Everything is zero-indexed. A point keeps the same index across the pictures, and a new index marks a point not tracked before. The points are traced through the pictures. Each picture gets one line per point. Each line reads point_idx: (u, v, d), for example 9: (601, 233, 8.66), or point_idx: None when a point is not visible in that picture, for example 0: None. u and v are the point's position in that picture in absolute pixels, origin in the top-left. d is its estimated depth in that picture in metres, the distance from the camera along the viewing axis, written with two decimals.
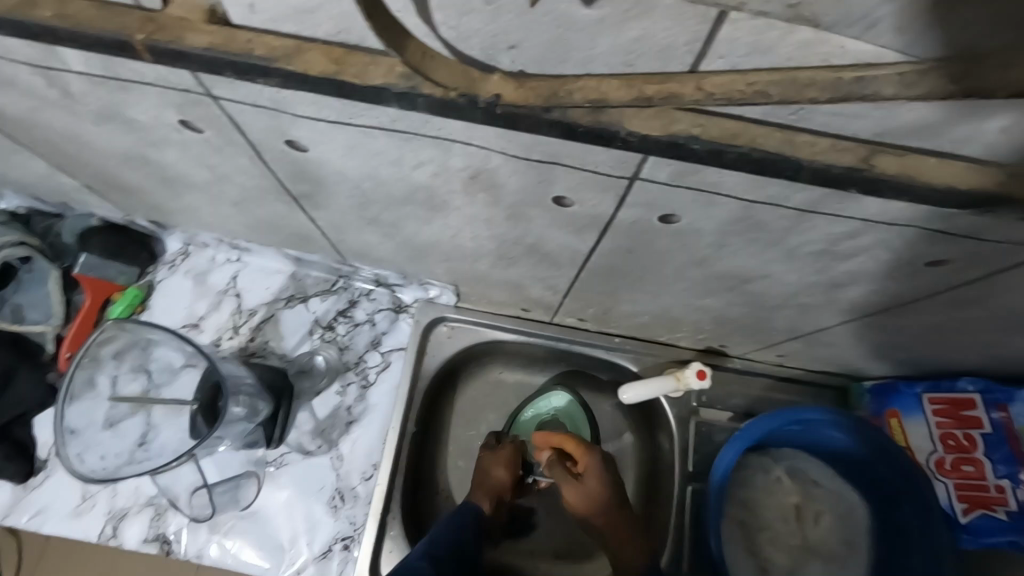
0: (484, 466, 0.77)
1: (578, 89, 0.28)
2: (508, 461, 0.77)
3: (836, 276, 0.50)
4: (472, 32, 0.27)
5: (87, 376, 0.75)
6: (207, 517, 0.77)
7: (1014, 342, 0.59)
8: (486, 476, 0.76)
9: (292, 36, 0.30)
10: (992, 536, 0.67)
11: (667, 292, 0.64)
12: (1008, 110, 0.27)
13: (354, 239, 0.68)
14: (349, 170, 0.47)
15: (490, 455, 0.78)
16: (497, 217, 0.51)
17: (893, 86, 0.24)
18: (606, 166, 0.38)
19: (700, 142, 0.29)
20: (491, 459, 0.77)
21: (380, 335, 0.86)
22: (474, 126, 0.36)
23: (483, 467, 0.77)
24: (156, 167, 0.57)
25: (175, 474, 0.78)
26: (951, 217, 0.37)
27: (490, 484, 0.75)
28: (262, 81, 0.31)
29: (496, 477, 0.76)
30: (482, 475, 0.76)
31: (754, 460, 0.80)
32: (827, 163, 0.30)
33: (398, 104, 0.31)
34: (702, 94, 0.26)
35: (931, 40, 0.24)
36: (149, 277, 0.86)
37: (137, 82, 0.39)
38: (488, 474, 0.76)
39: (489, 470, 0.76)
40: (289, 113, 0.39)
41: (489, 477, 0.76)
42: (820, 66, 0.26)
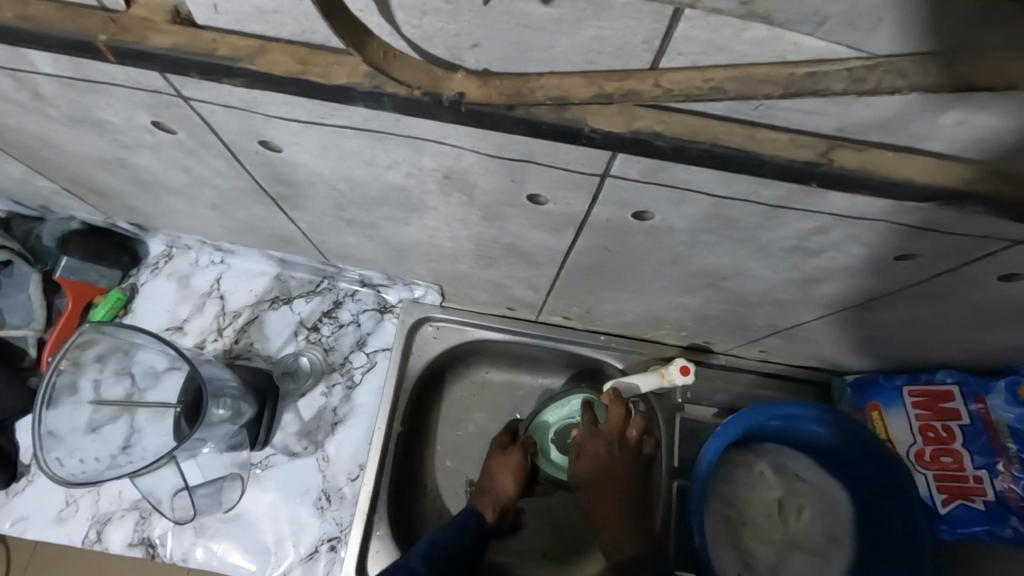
0: (489, 473, 0.79)
1: (540, 87, 0.28)
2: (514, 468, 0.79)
3: (810, 271, 0.51)
4: (435, 32, 0.28)
5: (69, 381, 0.73)
6: (188, 519, 0.76)
7: (988, 334, 0.60)
8: (489, 485, 0.79)
9: (257, 37, 0.30)
10: (968, 526, 0.69)
11: (648, 290, 0.65)
12: (960, 104, 0.27)
13: (335, 240, 0.68)
14: (325, 171, 0.47)
15: (495, 461, 0.80)
16: (473, 217, 0.51)
17: (843, 82, 0.25)
18: (577, 164, 0.38)
19: (663, 139, 0.30)
20: (496, 466, 0.80)
21: (365, 335, 0.86)
22: (444, 125, 0.36)
23: (486, 474, 0.80)
24: (132, 170, 0.57)
25: (158, 478, 0.77)
26: (916, 211, 0.37)
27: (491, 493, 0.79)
28: (228, 81, 0.31)
29: (497, 486, 0.79)
30: (486, 483, 0.79)
31: (737, 455, 0.80)
32: (788, 159, 0.30)
33: (365, 103, 0.31)
34: (659, 91, 0.27)
35: (880, 36, 0.24)
36: (132, 280, 0.86)
37: (107, 84, 0.39)
38: (490, 483, 0.79)
39: (492, 479, 0.79)
40: (261, 114, 0.39)
41: (492, 485, 0.79)
42: (777, 64, 0.26)
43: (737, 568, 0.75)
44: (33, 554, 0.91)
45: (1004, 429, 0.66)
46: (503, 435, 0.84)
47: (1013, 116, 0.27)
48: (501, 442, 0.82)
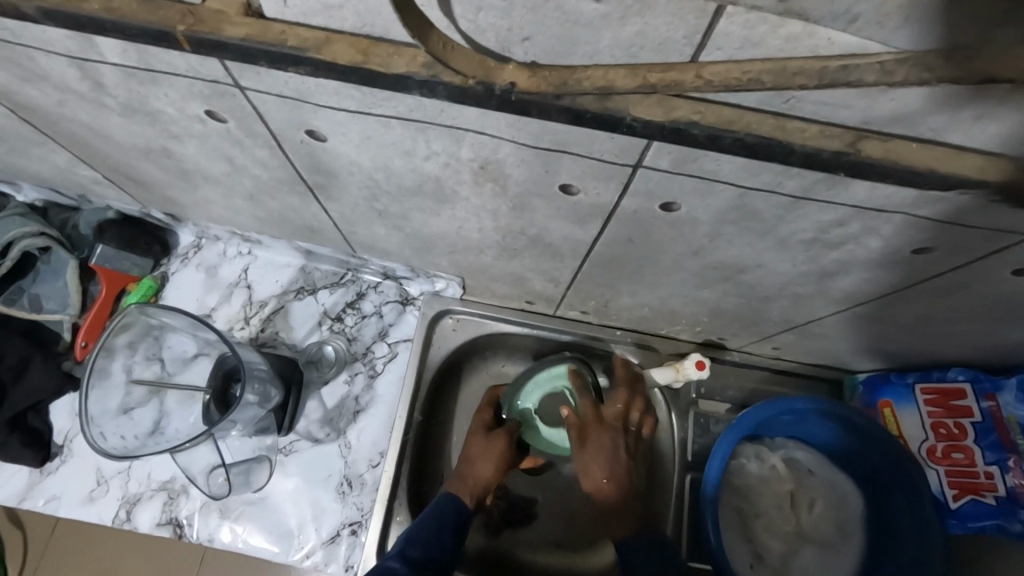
0: (470, 456, 0.78)
1: (586, 78, 0.30)
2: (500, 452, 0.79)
3: (827, 264, 0.53)
4: (489, 25, 0.30)
5: (104, 364, 0.75)
6: (223, 495, 0.78)
7: (999, 330, 0.61)
8: (470, 469, 0.77)
9: (322, 29, 0.32)
10: (979, 520, 0.70)
11: (666, 284, 0.67)
12: (981, 99, 0.29)
13: (363, 231, 0.70)
14: (365, 161, 0.49)
15: (475, 445, 0.79)
16: (503, 207, 0.53)
17: (874, 74, 0.26)
18: (610, 154, 0.40)
19: (699, 128, 0.32)
20: (478, 450, 0.79)
21: (387, 326, 0.88)
22: (487, 115, 0.38)
23: (467, 458, 0.79)
24: (176, 160, 0.59)
25: (192, 454, 0.79)
26: (933, 204, 0.39)
27: (471, 478, 0.77)
28: (292, 70, 0.33)
29: (477, 470, 0.77)
30: (466, 466, 0.78)
31: (750, 449, 0.81)
32: (817, 148, 0.32)
33: (419, 92, 0.33)
34: (701, 81, 0.28)
35: (907, 33, 0.26)
36: (162, 269, 0.89)
37: (169, 74, 0.42)
38: (470, 468, 0.78)
39: (472, 462, 0.78)
40: (312, 103, 0.42)
41: (472, 469, 0.77)
42: (830, 82, 0.30)
43: (748, 560, 0.77)
44: (55, 530, 0.95)
45: (1015, 425, 0.68)
46: (486, 415, 0.83)
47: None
48: (480, 425, 0.82)
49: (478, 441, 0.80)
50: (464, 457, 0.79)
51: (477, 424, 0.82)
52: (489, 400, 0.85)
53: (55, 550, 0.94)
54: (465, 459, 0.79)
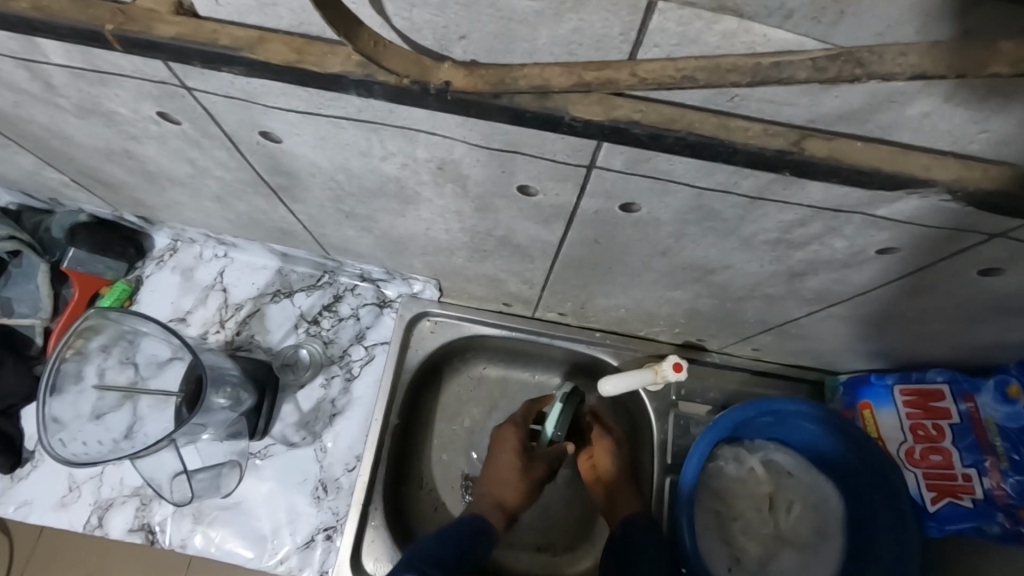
0: (506, 476, 0.80)
1: (522, 77, 0.29)
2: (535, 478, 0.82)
3: (795, 264, 0.52)
4: (425, 24, 0.30)
5: (75, 369, 0.76)
6: (184, 502, 0.77)
7: (974, 330, 0.60)
8: (510, 489, 0.80)
9: (256, 28, 0.31)
10: (957, 523, 0.69)
11: (639, 285, 0.66)
12: (923, 96, 0.29)
13: (334, 233, 0.69)
14: (323, 162, 0.49)
15: (511, 467, 0.80)
16: (467, 208, 0.53)
17: (807, 71, 0.25)
18: (563, 154, 0.40)
19: (639, 127, 0.31)
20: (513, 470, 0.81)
21: (364, 329, 0.87)
22: (435, 115, 0.38)
23: (500, 480, 0.80)
24: (139, 162, 0.58)
25: (157, 460, 0.77)
26: (891, 204, 0.39)
27: (504, 502, 0.79)
28: (228, 70, 0.32)
29: (512, 496, 0.79)
30: (499, 489, 0.80)
31: (728, 451, 0.80)
32: (759, 147, 0.31)
33: (357, 91, 0.32)
34: (635, 79, 0.28)
35: (842, 28, 0.26)
36: (137, 273, 0.88)
37: (116, 75, 0.41)
38: (504, 490, 0.80)
39: (505, 483, 0.80)
40: (261, 104, 0.41)
41: (506, 493, 0.79)
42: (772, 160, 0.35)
43: (727, 564, 0.76)
44: (40, 538, 0.95)
45: (992, 426, 0.67)
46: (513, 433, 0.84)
47: (973, 109, 0.29)
48: (512, 444, 0.82)
49: (514, 462, 0.81)
50: (495, 477, 0.81)
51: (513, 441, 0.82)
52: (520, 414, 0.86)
53: (45, 554, 0.94)
54: (494, 480, 0.80)
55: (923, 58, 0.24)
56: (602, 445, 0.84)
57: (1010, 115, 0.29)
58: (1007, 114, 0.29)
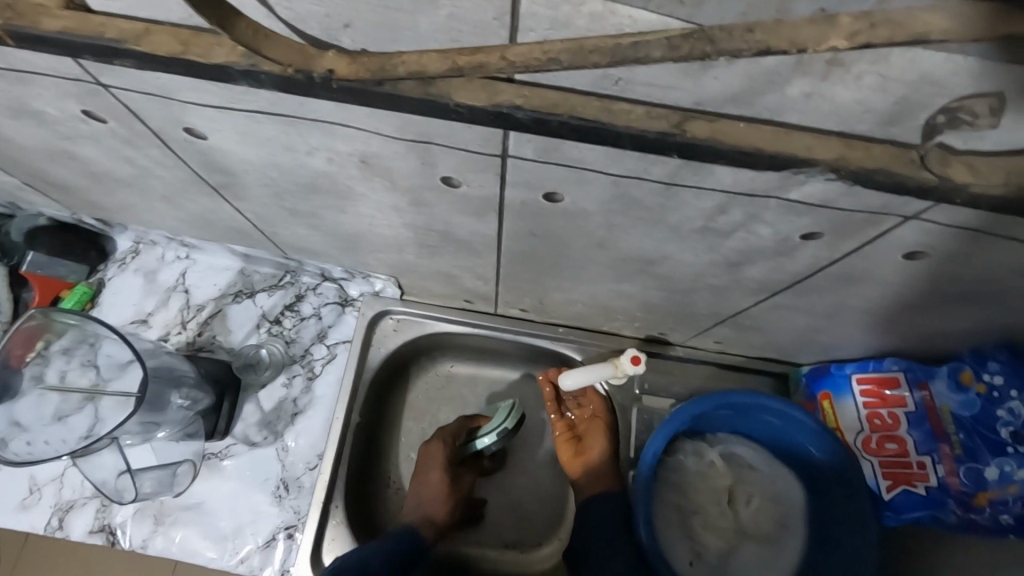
0: (435, 494, 0.80)
1: (402, 64, 0.30)
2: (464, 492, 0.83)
3: (728, 253, 0.52)
4: (307, 13, 0.30)
5: (35, 371, 0.77)
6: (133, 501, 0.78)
7: (919, 317, 0.60)
8: (440, 506, 0.79)
9: (145, 21, 0.32)
10: (912, 511, 0.68)
11: (587, 278, 0.66)
12: (798, 76, 0.29)
13: (285, 231, 0.69)
14: (251, 158, 0.49)
15: (439, 485, 0.80)
16: (401, 203, 0.53)
17: (662, 50, 0.25)
18: (474, 144, 0.40)
19: (523, 112, 0.31)
20: (444, 487, 0.80)
21: (326, 328, 0.88)
22: (343, 107, 0.38)
23: (428, 497, 0.79)
24: (81, 162, 0.59)
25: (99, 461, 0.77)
26: (800, 188, 0.39)
27: (433, 518, 0.79)
28: (119, 63, 0.32)
29: (441, 511, 0.79)
30: (427, 506, 0.79)
31: (687, 445, 0.80)
32: (641, 130, 0.31)
33: (246, 82, 0.33)
34: (504, 63, 0.28)
35: (702, 7, 0.26)
36: (99, 276, 0.88)
37: (32, 73, 0.42)
38: (434, 507, 0.79)
39: (433, 500, 0.79)
40: (176, 99, 0.41)
41: (435, 510, 0.79)
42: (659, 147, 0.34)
43: (687, 558, 0.76)
44: (25, 545, 0.93)
45: (946, 415, 0.68)
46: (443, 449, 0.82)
47: (849, 88, 0.29)
48: (441, 461, 0.81)
49: (443, 480, 0.80)
50: (424, 493, 0.80)
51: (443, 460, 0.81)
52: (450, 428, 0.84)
53: (20, 560, 0.94)
54: (421, 497, 0.80)
55: (768, 34, 0.24)
56: (596, 426, 0.83)
57: (884, 93, 0.29)
58: (881, 93, 0.29)
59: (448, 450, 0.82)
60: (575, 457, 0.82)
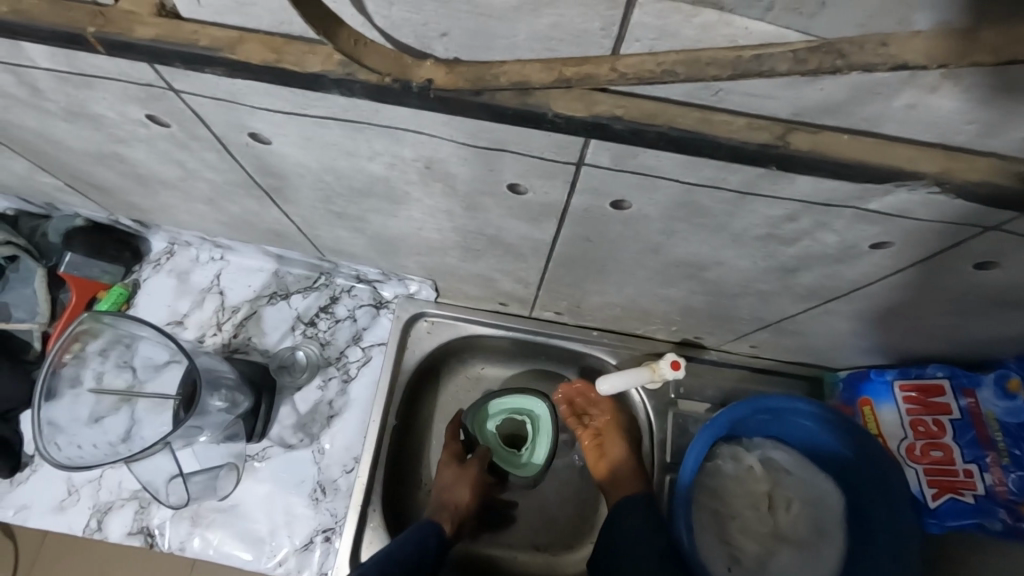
0: (445, 484, 0.81)
1: (502, 73, 0.29)
2: (472, 480, 0.81)
3: (788, 260, 0.51)
4: (404, 21, 0.29)
5: (72, 373, 0.75)
6: (181, 504, 0.77)
7: (972, 324, 0.60)
8: (449, 496, 0.80)
9: (236, 28, 0.31)
10: (958, 519, 0.68)
11: (633, 282, 0.65)
12: (908, 87, 0.28)
13: (326, 234, 0.69)
14: (310, 162, 0.48)
15: (450, 474, 0.82)
16: (455, 208, 0.52)
17: (788, 63, 0.25)
18: (549, 151, 0.39)
19: (622, 123, 0.31)
20: (451, 477, 0.82)
21: (360, 330, 0.87)
22: (419, 114, 0.37)
23: (442, 488, 0.81)
24: (129, 165, 0.58)
25: (151, 467, 0.77)
26: (881, 198, 0.38)
27: (451, 504, 0.79)
28: (208, 71, 0.32)
29: (456, 495, 0.80)
30: (445, 495, 0.80)
31: (725, 450, 0.80)
32: (741, 141, 0.31)
33: (337, 91, 0.32)
34: (615, 74, 0.27)
35: (824, 18, 0.25)
36: (134, 277, 0.88)
37: (101, 78, 0.41)
38: (450, 496, 0.80)
39: (447, 490, 0.80)
40: (246, 105, 0.41)
41: (450, 497, 0.80)
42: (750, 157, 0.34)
43: (726, 563, 0.75)
44: (47, 540, 0.95)
45: (992, 421, 0.67)
46: (454, 444, 0.85)
47: (959, 100, 0.28)
48: (450, 454, 0.84)
49: (455, 470, 0.82)
50: (438, 488, 0.81)
51: (448, 455, 0.84)
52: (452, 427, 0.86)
53: (49, 560, 0.94)
54: (437, 490, 0.81)
55: (902, 48, 0.24)
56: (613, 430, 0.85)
57: (994, 107, 0.28)
58: (992, 105, 0.28)
59: (456, 445, 0.85)
60: (599, 460, 0.83)
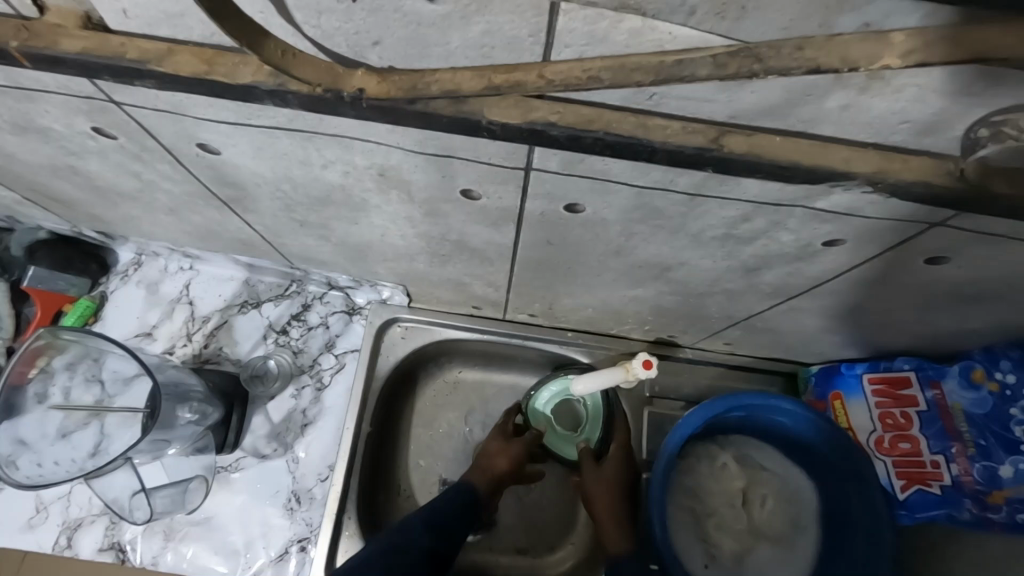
0: (487, 451, 0.79)
1: (434, 81, 0.29)
2: (513, 453, 0.79)
3: (747, 260, 0.52)
4: (334, 30, 0.29)
5: (37, 389, 0.74)
6: (145, 520, 0.76)
7: (934, 317, 0.60)
8: (488, 463, 0.78)
9: (167, 40, 0.31)
10: (926, 510, 0.68)
11: (600, 284, 0.66)
12: (839, 88, 0.28)
13: (292, 242, 0.68)
14: (264, 172, 0.48)
15: (496, 443, 0.80)
16: (416, 214, 0.52)
17: (708, 68, 0.25)
18: (498, 157, 0.39)
19: (558, 128, 0.31)
20: (495, 447, 0.80)
21: (334, 337, 0.87)
22: (365, 123, 0.37)
23: (483, 456, 0.79)
24: (85, 177, 0.58)
25: (108, 481, 0.76)
26: (828, 197, 0.39)
27: (490, 470, 0.77)
28: (140, 83, 0.32)
29: (497, 463, 0.78)
30: (484, 461, 0.78)
31: (699, 448, 0.80)
32: (677, 145, 0.31)
33: (272, 101, 0.32)
34: (543, 81, 0.28)
35: (744, 24, 0.26)
36: (101, 289, 0.87)
37: (41, 91, 0.41)
38: (489, 462, 0.78)
39: (488, 457, 0.79)
40: (191, 116, 0.40)
41: (489, 463, 0.78)
42: None
43: (703, 560, 0.75)
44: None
45: (958, 413, 0.68)
46: (507, 424, 0.84)
47: (888, 100, 0.29)
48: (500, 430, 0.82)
49: (499, 443, 0.80)
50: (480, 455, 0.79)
51: (497, 429, 0.82)
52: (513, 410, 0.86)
53: None
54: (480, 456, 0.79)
55: (818, 52, 0.24)
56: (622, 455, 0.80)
57: (922, 107, 0.29)
58: (920, 104, 0.29)
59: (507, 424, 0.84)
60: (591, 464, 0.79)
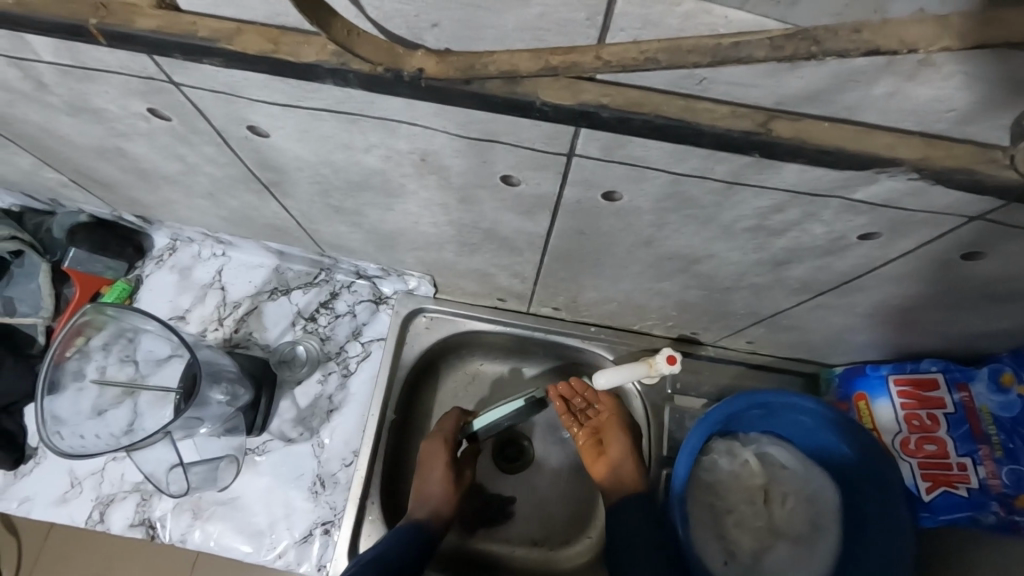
0: (439, 492, 0.79)
1: (492, 62, 0.30)
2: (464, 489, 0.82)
3: (778, 252, 0.52)
4: (395, 12, 0.30)
5: (76, 367, 0.76)
6: (181, 494, 0.78)
7: (965, 317, 0.60)
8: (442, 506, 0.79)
9: (234, 20, 0.33)
10: (951, 512, 0.68)
11: (627, 277, 0.66)
12: (884, 77, 0.29)
13: (326, 229, 0.70)
14: (308, 156, 0.49)
15: (445, 485, 0.79)
16: (451, 201, 0.53)
17: (765, 49, 0.26)
18: (540, 142, 0.40)
19: (608, 111, 0.32)
20: (444, 489, 0.79)
21: (360, 325, 0.88)
22: (413, 105, 0.38)
23: (434, 498, 0.79)
24: (132, 160, 0.60)
25: (149, 457, 0.78)
26: (866, 186, 0.39)
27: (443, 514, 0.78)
28: (207, 61, 0.34)
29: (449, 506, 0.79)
30: (435, 503, 0.79)
31: (721, 445, 0.80)
32: (725, 129, 0.32)
33: (332, 80, 0.34)
34: (600, 62, 0.29)
35: (799, 7, 0.26)
36: (136, 272, 0.89)
37: (103, 71, 0.42)
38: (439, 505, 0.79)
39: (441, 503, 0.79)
40: (245, 98, 0.42)
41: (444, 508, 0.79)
42: None
43: (721, 558, 0.76)
44: (47, 536, 0.96)
45: (986, 416, 0.67)
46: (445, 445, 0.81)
47: (934, 88, 0.29)
48: (445, 460, 0.81)
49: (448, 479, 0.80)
50: (428, 493, 0.79)
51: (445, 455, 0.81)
52: (447, 424, 0.83)
53: (50, 553, 0.95)
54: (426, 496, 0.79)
55: (874, 34, 0.25)
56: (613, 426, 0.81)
57: (970, 95, 0.29)
58: (967, 92, 0.29)
59: (450, 450, 0.81)
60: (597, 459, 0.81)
